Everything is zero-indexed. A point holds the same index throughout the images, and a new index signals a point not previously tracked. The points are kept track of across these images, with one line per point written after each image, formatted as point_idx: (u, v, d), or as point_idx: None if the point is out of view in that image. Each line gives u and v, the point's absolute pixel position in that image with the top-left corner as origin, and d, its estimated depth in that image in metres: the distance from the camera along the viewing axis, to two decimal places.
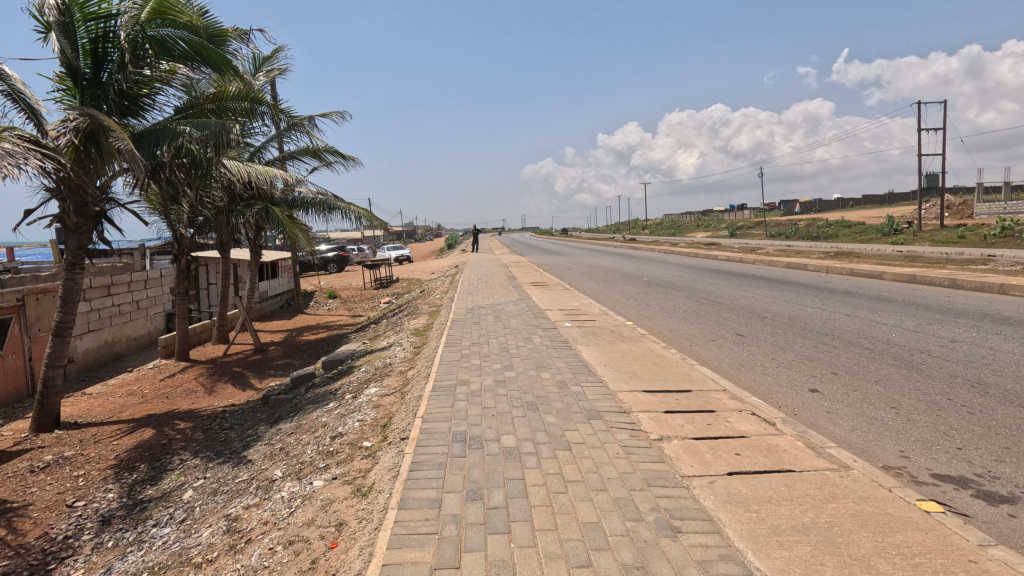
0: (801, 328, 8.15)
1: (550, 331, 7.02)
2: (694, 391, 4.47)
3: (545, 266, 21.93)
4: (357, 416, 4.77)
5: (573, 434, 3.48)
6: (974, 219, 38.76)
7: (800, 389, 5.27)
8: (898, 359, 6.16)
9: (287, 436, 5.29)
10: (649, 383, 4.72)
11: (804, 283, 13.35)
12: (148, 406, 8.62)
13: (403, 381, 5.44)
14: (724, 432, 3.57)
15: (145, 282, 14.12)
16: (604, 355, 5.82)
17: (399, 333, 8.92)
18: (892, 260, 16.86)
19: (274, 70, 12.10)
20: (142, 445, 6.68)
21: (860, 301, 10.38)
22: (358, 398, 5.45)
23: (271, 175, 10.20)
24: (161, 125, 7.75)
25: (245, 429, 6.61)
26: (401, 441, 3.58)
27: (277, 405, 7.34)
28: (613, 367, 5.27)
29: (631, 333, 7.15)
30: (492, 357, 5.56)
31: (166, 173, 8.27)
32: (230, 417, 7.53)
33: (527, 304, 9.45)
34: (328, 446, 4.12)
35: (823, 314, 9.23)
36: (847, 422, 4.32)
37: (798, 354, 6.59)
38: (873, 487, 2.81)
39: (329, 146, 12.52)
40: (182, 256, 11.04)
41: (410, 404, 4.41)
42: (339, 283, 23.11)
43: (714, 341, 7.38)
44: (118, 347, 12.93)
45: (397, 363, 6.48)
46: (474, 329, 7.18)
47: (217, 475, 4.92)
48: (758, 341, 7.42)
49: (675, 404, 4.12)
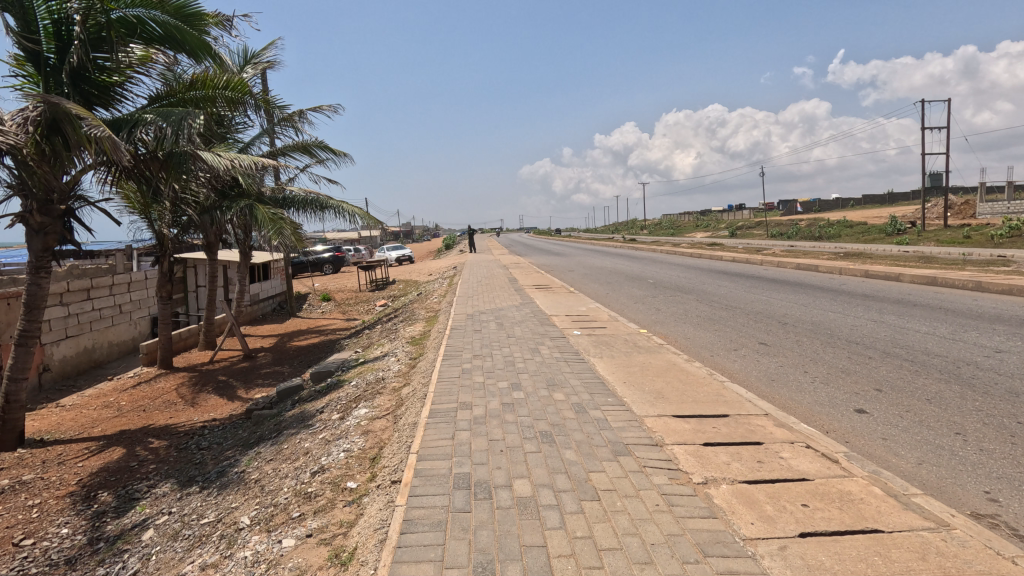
0: (827, 336, 7.57)
1: (559, 341, 6.40)
2: (734, 416, 3.86)
3: (547, 268, 21.32)
4: (343, 444, 4.15)
5: (600, 479, 2.87)
6: (979, 218, 38.22)
7: (844, 409, 4.67)
8: (945, 372, 5.57)
9: (266, 464, 4.67)
10: (679, 406, 4.10)
11: (818, 286, 12.79)
12: (122, 420, 7.96)
13: (397, 400, 4.82)
14: (782, 473, 2.97)
15: (129, 285, 13.48)
16: (621, 369, 5.22)
17: (394, 342, 8.30)
18: (905, 261, 16.30)
19: (264, 63, 11.40)
20: (109, 468, 6.04)
21: (883, 305, 9.78)
22: (347, 419, 4.84)
23: (257, 168, 9.51)
24: (131, 115, 7.12)
25: (223, 451, 5.98)
26: (391, 486, 2.96)
27: (259, 421, 6.72)
28: (635, 385, 4.66)
29: (647, 342, 6.53)
30: (497, 373, 4.94)
31: (140, 169, 7.65)
32: (209, 434, 6.89)
33: (532, 310, 8.84)
34: (307, 485, 3.50)
35: (847, 320, 8.65)
36: (912, 454, 3.70)
37: (832, 367, 6.01)
38: (991, 557, 2.20)
39: (321, 141, 11.93)
40: (164, 258, 10.43)
41: (403, 433, 3.79)
42: (333, 285, 22.48)
43: (736, 351, 6.80)
44: (98, 354, 12.27)
45: (390, 377, 5.86)
46: (475, 339, 6.56)
47: (182, 512, 4.30)
48: (783, 351, 6.83)
49: (716, 436, 3.50)
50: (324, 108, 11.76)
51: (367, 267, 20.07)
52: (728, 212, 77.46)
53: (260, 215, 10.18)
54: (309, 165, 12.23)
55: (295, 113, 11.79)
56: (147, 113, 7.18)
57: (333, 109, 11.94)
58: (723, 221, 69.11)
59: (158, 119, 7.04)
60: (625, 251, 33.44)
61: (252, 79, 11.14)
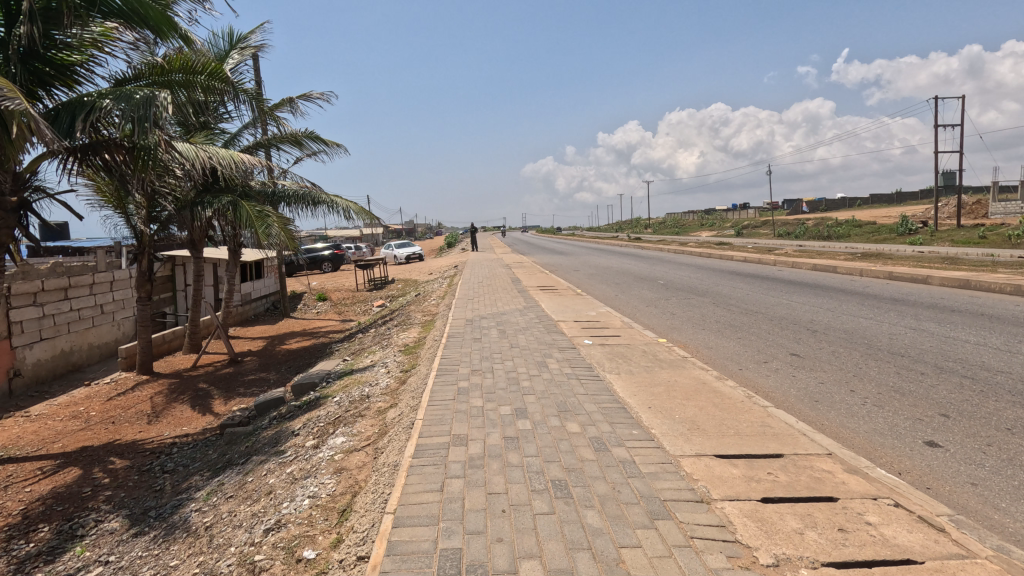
0: (866, 346, 6.79)
1: (570, 353, 5.67)
2: (790, 457, 3.13)
3: (552, 267, 20.59)
4: (311, 486, 3.41)
5: (635, 559, 2.13)
6: (992, 218, 37.31)
7: (911, 441, 3.93)
8: (1017, 394, 4.80)
9: (223, 504, 3.94)
10: (721, 442, 3.36)
11: (841, 288, 12.02)
12: (87, 435, 7.24)
13: (381, 426, 4.10)
14: (878, 551, 2.21)
15: (111, 284, 12.78)
16: (643, 390, 4.47)
17: (386, 350, 7.57)
18: (926, 262, 15.55)
19: (250, 46, 10.59)
20: (58, 496, 5.33)
21: (917, 311, 9.01)
22: (320, 449, 4.10)
23: (239, 163, 8.63)
24: (87, 99, 6.30)
25: (187, 476, 5.26)
26: (355, 567, 2.23)
27: (232, 439, 6.01)
28: (662, 413, 3.91)
29: (668, 355, 5.77)
30: (498, 396, 4.19)
31: (100, 158, 6.86)
32: (177, 453, 6.19)
33: (536, 314, 8.12)
34: (258, 549, 2.78)
35: (881, 327, 7.91)
36: (1018, 507, 2.93)
37: (881, 384, 5.26)
38: None
39: (311, 132, 11.20)
40: (142, 256, 9.72)
41: (381, 478, 3.05)
42: (332, 284, 21.85)
43: (767, 365, 6.05)
44: (76, 357, 11.57)
45: (376, 395, 5.13)
46: (475, 349, 5.80)
47: (119, 565, 3.57)
48: (820, 364, 6.07)
49: (775, 489, 2.76)
50: (316, 96, 11.00)
51: (364, 266, 19.34)
52: (734, 211, 76.67)
53: (243, 212, 9.40)
54: (301, 158, 11.50)
55: (284, 103, 11.05)
56: (103, 95, 6.37)
57: (325, 96, 11.14)
58: (728, 219, 68.19)
59: (113, 102, 6.25)
60: (630, 250, 32.68)
61: (237, 63, 10.35)
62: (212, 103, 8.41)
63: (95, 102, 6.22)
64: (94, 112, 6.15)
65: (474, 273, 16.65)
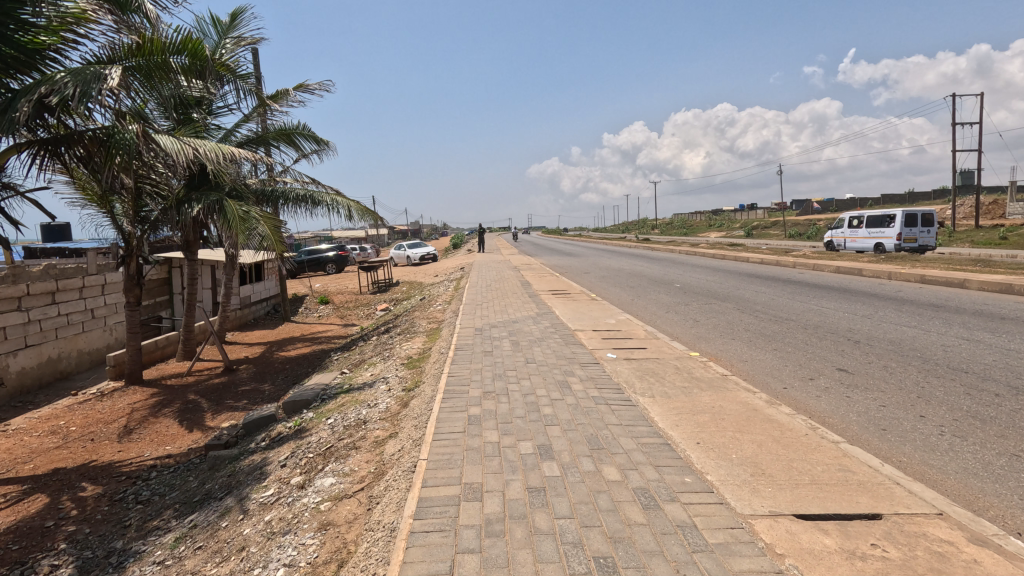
0: (920, 361, 6.07)
1: (593, 370, 5.02)
2: (893, 521, 2.47)
3: (562, 269, 19.86)
4: (289, 546, 2.78)
5: None
6: (1011, 218, 36.40)
7: (1017, 484, 3.25)
8: None
9: (188, 559, 3.30)
10: (797, 495, 2.71)
11: (872, 293, 11.29)
12: (62, 454, 6.63)
13: (379, 462, 3.47)
14: None
15: (103, 287, 12.24)
16: (685, 419, 3.82)
17: (388, 362, 6.94)
18: (957, 265, 14.84)
19: (244, 35, 9.97)
20: (17, 531, 4.72)
21: (963, 319, 8.32)
22: (305, 492, 3.46)
23: (226, 155, 8.00)
24: (45, 76, 5.66)
25: (161, 513, 4.63)
26: None
27: (216, 464, 5.39)
28: (714, 452, 3.25)
29: (705, 373, 5.08)
30: (517, 428, 3.54)
31: (72, 151, 6.28)
32: (156, 478, 5.58)
33: (551, 323, 7.47)
34: None
35: (929, 338, 7.21)
36: None
37: (953, 408, 4.57)
38: None
39: (305, 130, 10.62)
40: (130, 259, 9.11)
41: (374, 546, 2.40)
42: (334, 286, 21.26)
43: (815, 383, 5.37)
44: (64, 364, 11.00)
45: (375, 420, 4.50)
46: (486, 365, 5.16)
47: None
48: (876, 382, 5.38)
49: (891, 572, 2.10)
50: (313, 90, 10.41)
51: (367, 269, 18.74)
52: (743, 211, 75.98)
53: (229, 213, 8.75)
54: (295, 157, 10.92)
55: (282, 97, 10.47)
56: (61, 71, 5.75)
57: (323, 88, 10.56)
58: (737, 220, 67.49)
59: (72, 78, 5.61)
60: (641, 251, 32.05)
61: (229, 53, 9.75)
62: (185, 84, 7.83)
63: (53, 77, 5.59)
64: (52, 86, 5.51)
65: (483, 275, 16.04)
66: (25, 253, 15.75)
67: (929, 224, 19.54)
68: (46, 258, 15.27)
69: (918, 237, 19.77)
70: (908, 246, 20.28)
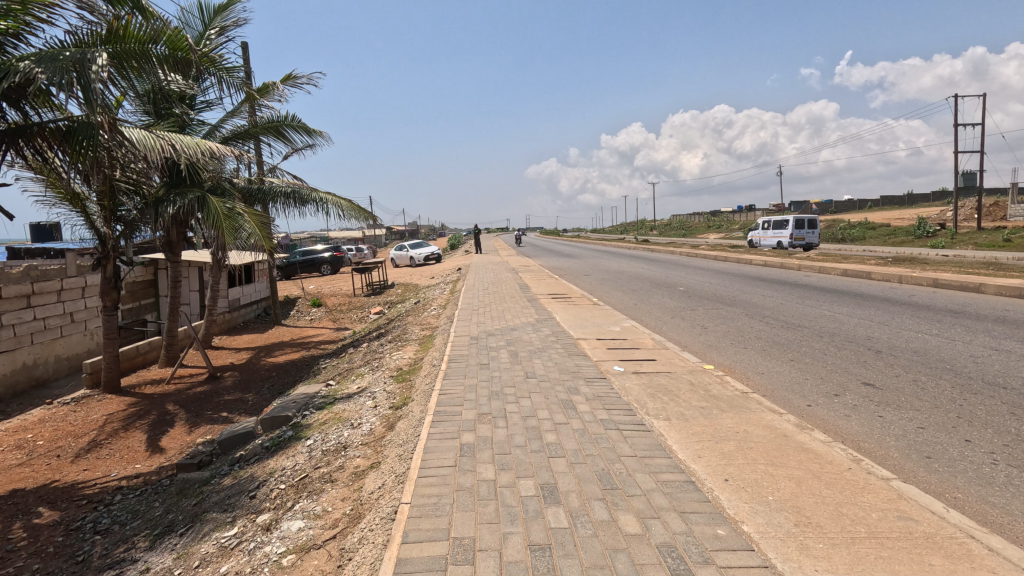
0: (953, 375, 5.60)
1: (600, 386, 4.56)
2: None
3: (562, 271, 19.47)
4: None
5: None
6: (1011, 219, 36.30)
7: None
8: None
9: None
10: (856, 554, 2.24)
11: (884, 297, 10.87)
12: (23, 472, 6.12)
13: (356, 502, 2.98)
14: None
15: (83, 290, 11.71)
16: (708, 447, 3.36)
17: (378, 373, 6.47)
18: (969, 268, 14.42)
19: (230, 25, 9.44)
20: None
21: (987, 326, 7.87)
22: (268, 538, 2.96)
23: (206, 150, 7.58)
24: (4, 62, 5.13)
25: (115, 548, 4.12)
26: None
27: (185, 488, 4.90)
28: (748, 491, 2.78)
29: (723, 391, 4.60)
30: (516, 461, 3.06)
31: (33, 144, 5.75)
32: (120, 502, 5.09)
33: (551, 330, 7.04)
34: None
35: (955, 347, 6.76)
36: None
37: (1001, 430, 4.12)
38: None
39: (294, 122, 10.09)
40: (107, 262, 8.59)
41: None
42: (329, 288, 20.82)
43: (841, 400, 4.91)
44: (40, 371, 10.47)
45: (356, 445, 4.00)
46: (482, 380, 4.70)
47: None
48: (909, 399, 4.91)
49: None
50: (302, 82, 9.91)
51: (362, 270, 18.27)
52: (742, 211, 75.97)
53: (212, 210, 8.28)
54: (286, 152, 10.42)
55: (270, 90, 9.98)
56: (23, 57, 5.22)
57: (313, 81, 10.08)
58: (738, 221, 67.24)
59: (34, 63, 5.07)
60: (640, 252, 31.92)
61: (214, 43, 9.23)
62: (164, 76, 7.35)
63: (13, 64, 5.07)
64: (10, 73, 4.99)
65: (481, 277, 15.60)
66: (9, 253, 15.23)
67: (813, 228, 26.02)
68: (29, 259, 14.73)
69: (805, 237, 26.29)
70: (797, 245, 27.18)
